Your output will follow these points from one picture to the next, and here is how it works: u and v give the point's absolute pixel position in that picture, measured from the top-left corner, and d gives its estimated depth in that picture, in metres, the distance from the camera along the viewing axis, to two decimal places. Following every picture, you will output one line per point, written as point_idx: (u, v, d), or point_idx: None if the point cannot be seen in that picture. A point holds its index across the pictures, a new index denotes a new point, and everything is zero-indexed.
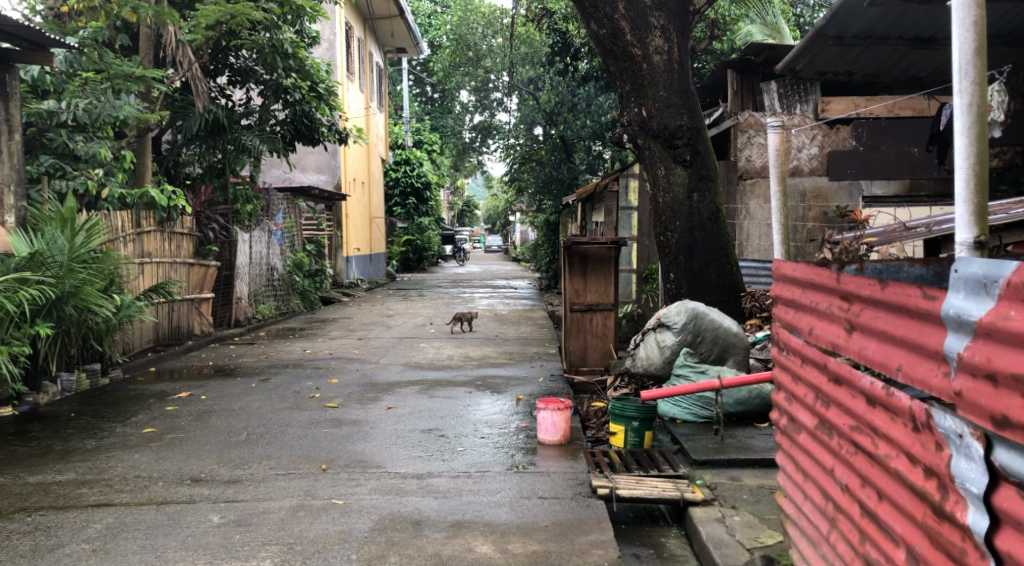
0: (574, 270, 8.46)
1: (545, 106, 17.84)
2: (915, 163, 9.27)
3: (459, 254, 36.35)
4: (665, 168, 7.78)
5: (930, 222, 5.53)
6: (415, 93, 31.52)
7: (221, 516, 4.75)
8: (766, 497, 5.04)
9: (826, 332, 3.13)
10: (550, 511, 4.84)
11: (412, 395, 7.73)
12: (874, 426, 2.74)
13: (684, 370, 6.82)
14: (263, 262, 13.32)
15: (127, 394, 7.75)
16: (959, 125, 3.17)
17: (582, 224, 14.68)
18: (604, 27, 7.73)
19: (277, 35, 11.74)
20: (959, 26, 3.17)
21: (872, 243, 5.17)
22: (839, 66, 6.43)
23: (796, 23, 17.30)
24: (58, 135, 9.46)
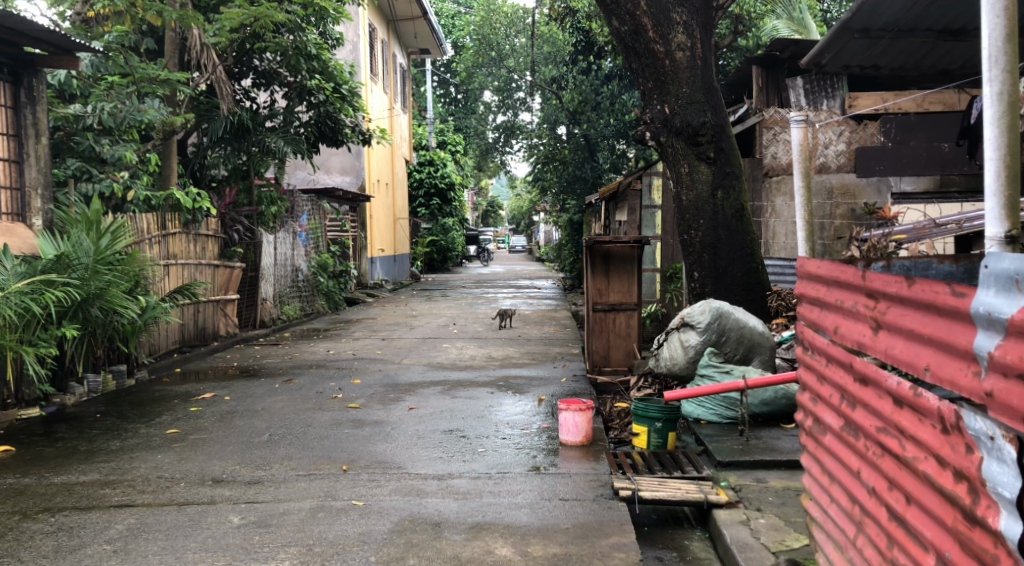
0: (597, 270, 8.39)
1: (568, 105, 17.76)
2: (947, 159, 8.90)
3: (483, 254, 36.38)
4: (688, 166, 7.70)
5: (961, 218, 5.41)
6: (439, 94, 31.58)
7: (241, 518, 4.74)
8: (792, 500, 4.96)
9: (851, 330, 3.05)
10: (571, 513, 4.78)
11: (434, 395, 7.71)
12: (901, 428, 2.66)
13: (708, 369, 6.72)
14: (288, 263, 13.38)
15: (152, 395, 7.79)
16: (989, 115, 3.09)
17: (606, 223, 14.61)
18: (627, 23, 7.66)
19: (301, 37, 11.83)
20: (988, 15, 3.09)
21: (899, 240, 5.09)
22: (865, 60, 6.30)
23: (823, 19, 17.11)
24: (84, 138, 9.49)
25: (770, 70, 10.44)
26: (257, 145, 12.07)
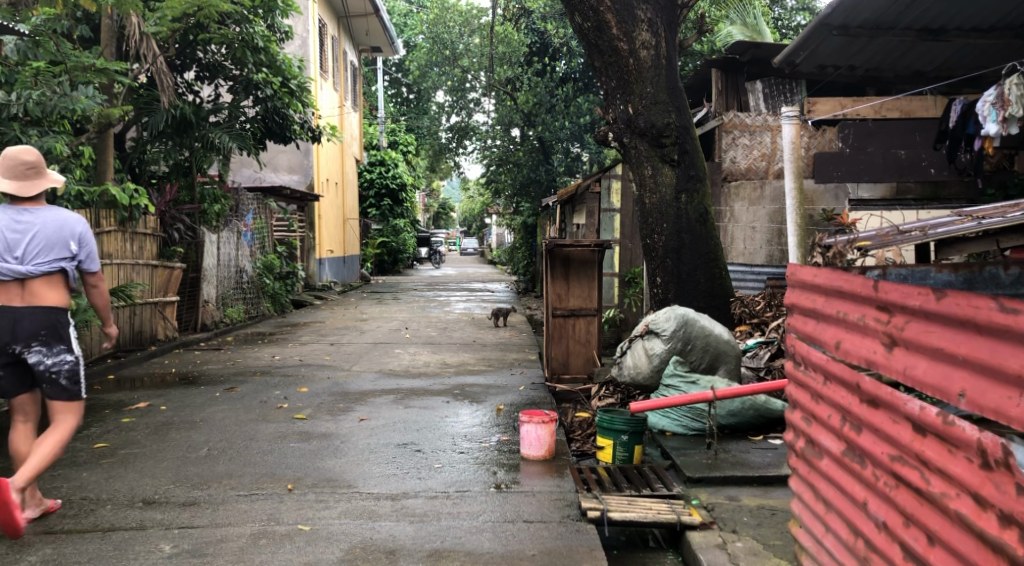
0: (556, 275, 8.04)
1: (522, 106, 17.36)
2: (902, 166, 9.03)
3: (434, 255, 35.75)
4: (652, 168, 7.41)
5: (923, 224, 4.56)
6: (390, 93, 31.17)
7: (173, 546, 4.33)
8: (769, 521, 4.67)
9: (857, 346, 2.90)
10: (536, 537, 4.44)
11: (386, 405, 7.30)
12: (926, 459, 2.55)
13: (673, 380, 6.41)
14: (231, 263, 12.82)
15: (80, 404, 7.27)
16: None
17: (561, 226, 14.38)
18: (589, 19, 7.34)
19: (247, 28, 11.29)
20: None
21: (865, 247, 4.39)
22: (838, 59, 6.05)
23: (776, 25, 16.99)
24: (9, 128, 8.86)
25: (729, 73, 10.23)
26: (200, 140, 11.54)
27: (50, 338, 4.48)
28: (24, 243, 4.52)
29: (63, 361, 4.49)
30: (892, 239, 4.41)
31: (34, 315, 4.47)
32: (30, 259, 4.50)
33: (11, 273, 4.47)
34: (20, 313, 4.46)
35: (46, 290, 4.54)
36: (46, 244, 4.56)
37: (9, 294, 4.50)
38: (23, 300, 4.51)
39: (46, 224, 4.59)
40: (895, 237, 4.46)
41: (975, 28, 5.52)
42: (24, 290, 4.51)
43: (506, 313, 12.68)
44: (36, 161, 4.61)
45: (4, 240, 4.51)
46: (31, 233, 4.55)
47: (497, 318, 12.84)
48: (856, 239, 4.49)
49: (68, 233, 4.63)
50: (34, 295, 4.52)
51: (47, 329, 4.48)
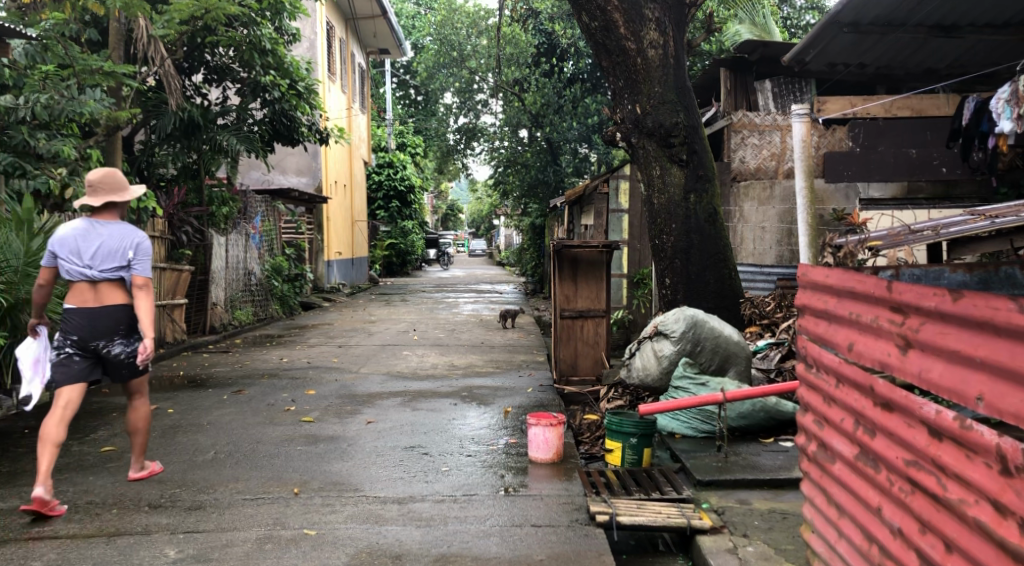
0: (564, 276, 8.00)
1: (530, 107, 17.34)
2: (914, 164, 8.93)
3: (442, 257, 35.74)
4: (661, 168, 7.35)
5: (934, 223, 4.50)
6: (399, 95, 31.18)
7: (178, 551, 4.30)
8: (780, 525, 4.61)
9: (871, 348, 2.85)
10: (544, 542, 4.39)
11: (394, 407, 7.27)
12: (943, 464, 2.51)
13: (683, 381, 6.36)
14: (240, 266, 12.81)
15: (87, 407, 7.26)
16: None
17: (569, 227, 14.33)
18: (596, 19, 7.29)
19: (255, 31, 11.27)
20: None
21: (877, 246, 4.32)
22: (849, 57, 5.99)
23: (784, 25, 16.90)
24: (18, 132, 8.80)
25: (738, 72, 10.13)
26: (208, 143, 11.53)
27: (127, 332, 4.93)
28: (90, 249, 4.88)
29: (137, 349, 4.95)
30: (903, 239, 4.36)
31: (109, 314, 4.88)
32: (93, 265, 4.86)
33: (79, 275, 4.85)
34: (95, 312, 4.86)
35: (113, 293, 4.92)
36: (108, 253, 4.90)
37: (82, 295, 4.88)
38: (94, 300, 4.89)
39: (112, 235, 4.95)
40: (907, 237, 4.38)
41: (988, 25, 5.46)
42: (95, 291, 4.89)
43: (514, 315, 12.65)
44: (113, 177, 4.97)
45: (75, 246, 4.88)
46: (98, 241, 4.91)
47: (506, 320, 12.81)
48: (867, 239, 4.45)
49: (130, 244, 4.97)
50: (104, 297, 4.90)
51: (122, 324, 4.91)
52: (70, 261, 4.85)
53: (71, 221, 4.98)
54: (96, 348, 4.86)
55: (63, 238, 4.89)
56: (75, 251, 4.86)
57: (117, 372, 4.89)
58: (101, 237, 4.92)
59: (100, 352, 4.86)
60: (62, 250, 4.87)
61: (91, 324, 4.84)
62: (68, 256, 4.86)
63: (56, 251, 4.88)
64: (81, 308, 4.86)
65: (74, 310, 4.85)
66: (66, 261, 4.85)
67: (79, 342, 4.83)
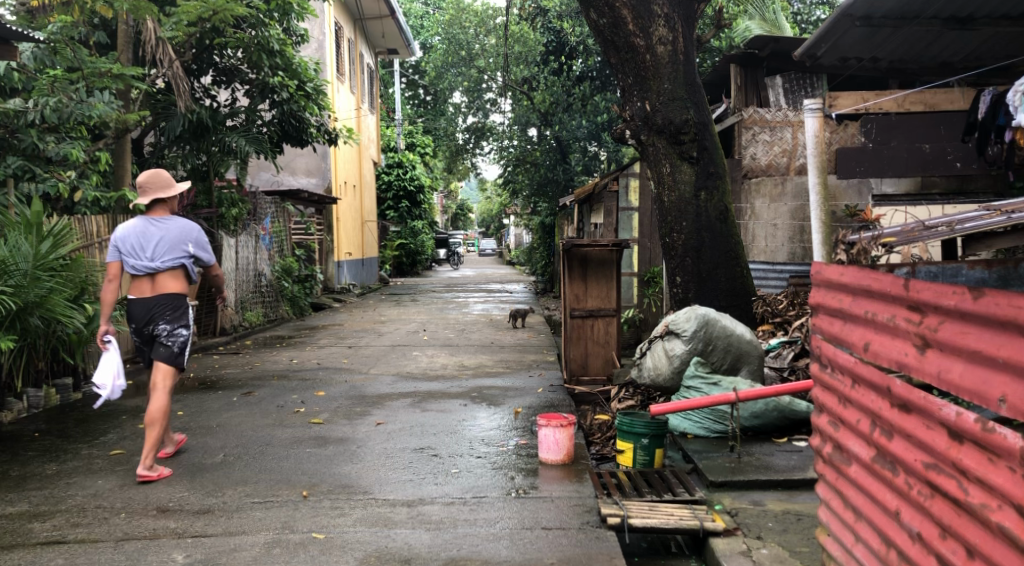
0: (574, 275, 7.94)
1: (539, 105, 17.29)
2: (927, 160, 8.83)
3: (452, 256, 35.72)
4: (670, 166, 7.28)
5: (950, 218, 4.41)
6: (408, 95, 31.18)
7: (186, 555, 4.27)
8: (795, 526, 4.54)
9: (888, 347, 2.78)
10: (554, 545, 4.34)
11: (404, 408, 7.22)
12: (965, 467, 2.44)
13: (694, 382, 6.25)
14: (250, 267, 12.80)
15: (97, 410, 7.24)
16: None
17: (579, 226, 14.26)
18: (605, 16, 7.23)
19: (263, 32, 11.25)
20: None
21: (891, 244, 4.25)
22: (862, 51, 5.91)
23: (795, 20, 16.78)
24: (27, 135, 8.78)
25: (748, 68, 10.00)
26: (218, 144, 11.46)
27: (172, 317, 5.36)
28: (152, 244, 5.38)
29: (177, 335, 5.35)
30: (918, 235, 4.28)
31: (159, 301, 5.36)
32: (156, 257, 5.36)
33: (145, 269, 5.35)
34: (148, 301, 5.35)
35: (171, 281, 5.42)
36: (167, 245, 5.41)
37: (142, 286, 5.40)
38: (152, 290, 5.40)
39: (168, 228, 5.46)
40: (921, 234, 4.31)
41: (1004, 17, 5.37)
42: (153, 282, 5.40)
43: (525, 314, 12.60)
44: (160, 177, 5.48)
45: (136, 243, 5.38)
46: (156, 236, 5.41)
47: (516, 320, 12.75)
48: (880, 237, 4.34)
49: (185, 236, 5.49)
50: (160, 286, 5.39)
51: (167, 310, 5.35)
52: (135, 256, 5.34)
53: (127, 221, 5.47)
54: (149, 332, 5.36)
55: (125, 236, 5.37)
56: (137, 247, 5.35)
57: (158, 354, 5.33)
58: (158, 232, 5.43)
59: (151, 335, 5.36)
60: (126, 247, 5.36)
61: (144, 311, 5.35)
62: (132, 252, 5.35)
63: (120, 249, 5.36)
64: (140, 298, 5.38)
65: (134, 300, 5.39)
66: (130, 258, 5.34)
67: (140, 328, 5.39)
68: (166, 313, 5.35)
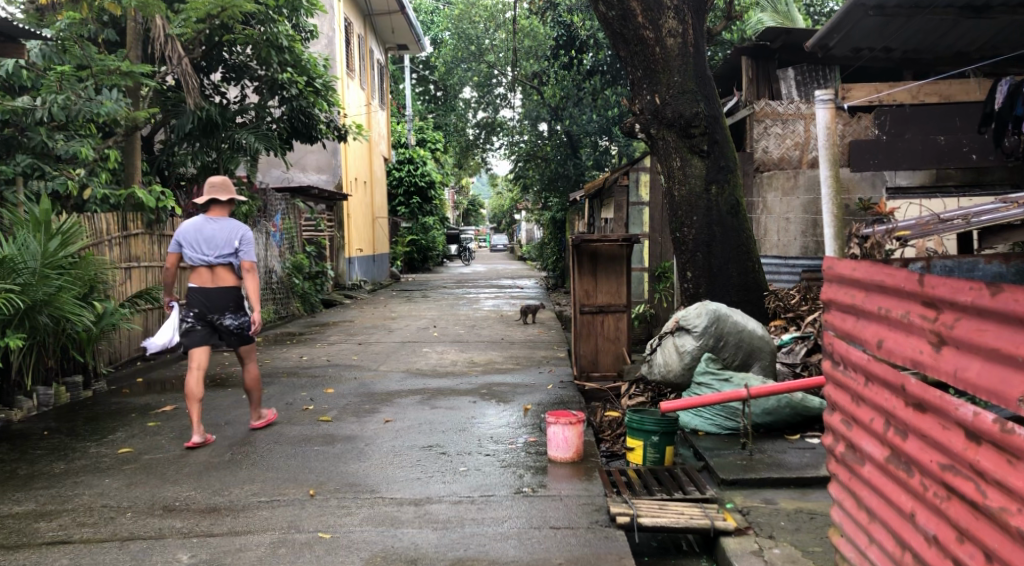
0: (584, 270, 7.87)
1: (550, 100, 17.21)
2: (942, 152, 8.71)
3: (464, 252, 35.74)
4: (681, 159, 7.19)
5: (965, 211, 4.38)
6: (418, 91, 31.15)
7: (191, 555, 4.24)
8: (807, 525, 4.47)
9: (902, 345, 2.71)
10: (563, 545, 4.28)
11: (413, 405, 7.17)
12: (983, 469, 2.38)
13: (705, 378, 6.17)
14: (261, 264, 12.79)
15: (107, 408, 7.22)
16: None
17: (590, 221, 14.17)
18: (614, 8, 7.16)
19: (272, 28, 11.21)
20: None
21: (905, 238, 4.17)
22: (875, 41, 5.81)
23: (807, 12, 16.63)
24: (36, 133, 8.85)
25: (760, 60, 9.91)
26: (227, 141, 11.41)
27: (235, 308, 5.99)
28: (206, 239, 5.91)
29: (244, 323, 5.99)
30: (933, 229, 4.22)
31: (221, 293, 5.94)
32: (208, 252, 5.91)
33: (200, 262, 5.91)
34: (213, 292, 5.92)
35: (225, 275, 5.98)
36: (219, 242, 5.94)
37: (201, 277, 5.95)
38: (211, 281, 5.95)
39: (222, 226, 5.99)
40: (936, 228, 4.28)
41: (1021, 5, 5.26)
42: (211, 274, 5.95)
43: (536, 310, 12.54)
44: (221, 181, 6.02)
45: (194, 238, 5.95)
46: (211, 233, 5.95)
47: (527, 316, 12.70)
48: (895, 230, 4.40)
49: (237, 235, 5.99)
50: (218, 278, 5.95)
51: (231, 301, 5.96)
52: (191, 249, 5.91)
53: (190, 217, 6.05)
54: (213, 319, 5.93)
55: (184, 231, 5.95)
56: (194, 241, 5.91)
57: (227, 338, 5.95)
58: (214, 229, 5.96)
59: (214, 323, 5.94)
60: (185, 242, 5.94)
61: (208, 300, 5.92)
62: (190, 245, 5.93)
63: (180, 241, 5.95)
64: (201, 288, 5.92)
65: (195, 289, 5.93)
66: (189, 251, 5.92)
67: (200, 315, 5.94)
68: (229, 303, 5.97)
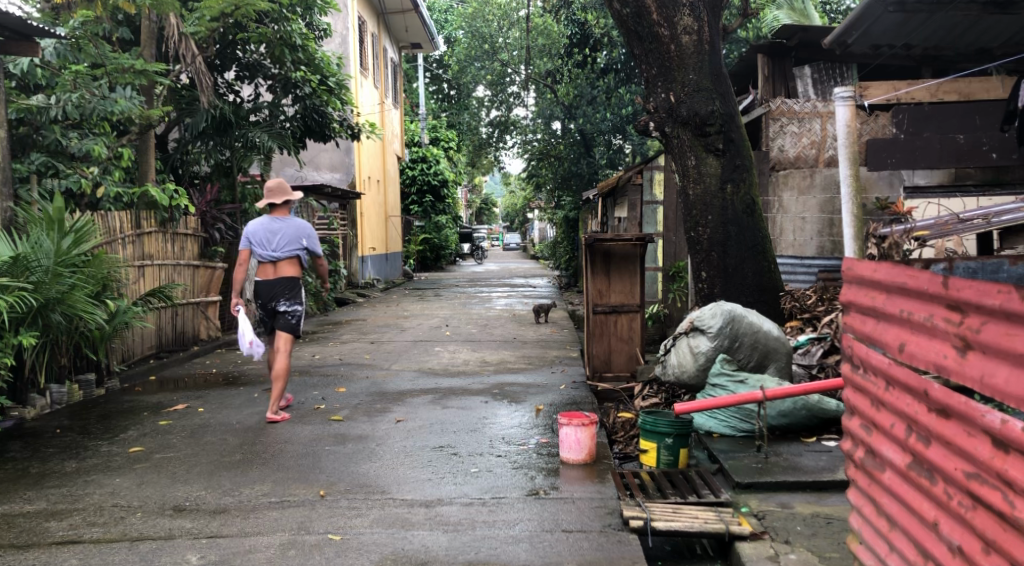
0: (597, 269, 7.81)
1: (564, 99, 17.13)
2: (961, 151, 8.59)
3: (477, 251, 35.73)
4: (696, 158, 7.11)
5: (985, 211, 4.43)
6: (431, 90, 31.15)
7: (200, 556, 4.20)
8: (825, 530, 4.40)
9: (925, 349, 2.64)
10: (575, 548, 4.22)
11: (425, 405, 7.13)
12: (1011, 479, 2.31)
13: (721, 379, 6.11)
14: None
15: (120, 406, 7.21)
16: None
17: (603, 220, 14.09)
18: (628, 6, 7.13)
19: (286, 26, 11.19)
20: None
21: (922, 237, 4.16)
22: (895, 38, 5.73)
23: (824, 10, 16.45)
24: (51, 131, 9.00)
25: (776, 58, 9.76)
26: (240, 139, 11.43)
27: (289, 295, 6.66)
28: (274, 238, 6.68)
29: (296, 310, 6.68)
30: (952, 228, 4.34)
31: (280, 283, 6.66)
32: (278, 248, 6.67)
33: (269, 257, 6.68)
34: (273, 283, 6.65)
35: (288, 267, 6.71)
36: (285, 240, 6.71)
37: (266, 270, 6.70)
38: (274, 274, 6.70)
39: (287, 225, 6.75)
40: (957, 228, 4.30)
41: None
42: (275, 268, 6.70)
43: (548, 310, 12.48)
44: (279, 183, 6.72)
45: (262, 236, 6.68)
46: (278, 232, 6.71)
47: (540, 316, 12.64)
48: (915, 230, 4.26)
49: (300, 234, 6.78)
50: (279, 271, 6.68)
51: (285, 290, 6.65)
52: (261, 246, 6.66)
53: (256, 219, 6.78)
54: (272, 307, 6.66)
55: (253, 231, 6.68)
56: (263, 239, 6.66)
57: (281, 324, 6.64)
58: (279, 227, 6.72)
59: (273, 310, 6.66)
60: (255, 240, 6.67)
61: (268, 290, 6.65)
62: (260, 243, 6.66)
63: (248, 239, 6.67)
64: (265, 280, 6.68)
65: (260, 281, 6.70)
66: (257, 248, 6.66)
67: (263, 304, 6.68)
68: (285, 292, 6.65)
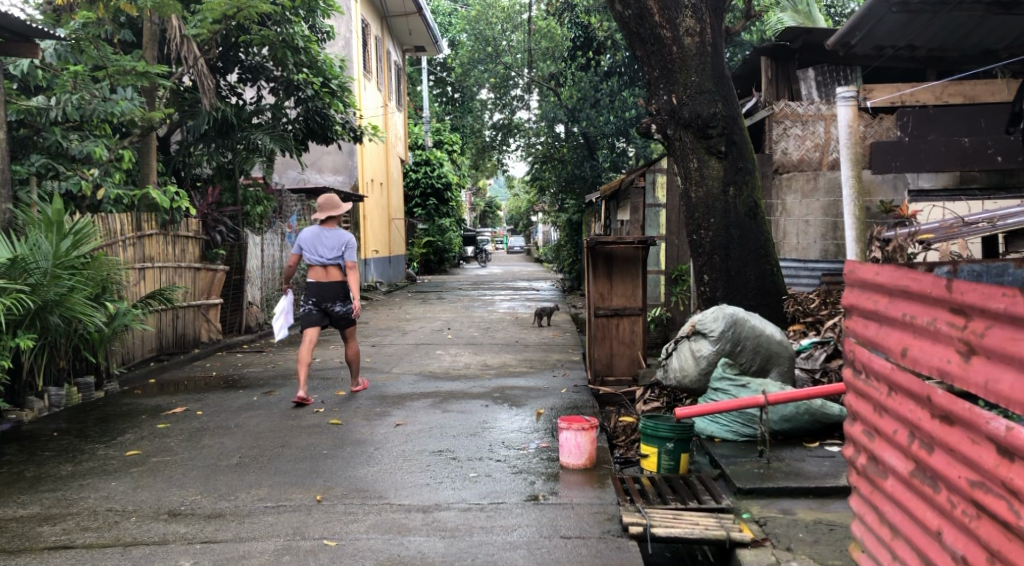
0: (599, 272, 7.75)
1: (567, 102, 17.07)
2: (966, 154, 8.52)
3: (481, 254, 35.72)
4: (698, 160, 7.06)
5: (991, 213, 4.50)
6: (436, 92, 31.15)
7: (193, 562, 4.15)
8: (826, 537, 4.34)
9: (929, 354, 2.58)
10: (573, 555, 4.17)
11: (425, 409, 7.08)
12: (1016, 488, 2.26)
13: (722, 383, 6.02)
14: (275, 265, 12.76)
15: (118, 409, 7.17)
16: None
17: (606, 223, 14.03)
18: (630, 7, 7.08)
19: (288, 29, 11.13)
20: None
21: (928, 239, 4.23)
22: (899, 39, 5.67)
23: (829, 13, 16.37)
24: (51, 133, 8.94)
25: (781, 61, 9.78)
26: (243, 142, 11.44)
27: (343, 297, 7.19)
28: (322, 245, 7.12)
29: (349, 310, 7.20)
30: (957, 231, 4.34)
31: (334, 286, 7.16)
32: (324, 254, 7.12)
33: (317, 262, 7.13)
34: (327, 285, 7.14)
35: (336, 272, 7.18)
36: (332, 247, 7.15)
37: (317, 273, 7.15)
38: (325, 276, 7.16)
39: (335, 233, 7.18)
40: (961, 230, 4.34)
41: None
42: (325, 271, 7.16)
43: (551, 313, 12.42)
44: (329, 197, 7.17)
45: (312, 242, 7.15)
46: (327, 240, 7.15)
47: (542, 319, 12.57)
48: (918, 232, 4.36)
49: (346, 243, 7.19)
50: (331, 274, 7.14)
51: (341, 293, 7.17)
52: (309, 252, 7.12)
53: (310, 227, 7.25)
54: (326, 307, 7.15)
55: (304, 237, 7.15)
56: (312, 245, 7.12)
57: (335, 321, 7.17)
58: (328, 234, 7.15)
59: (328, 309, 7.13)
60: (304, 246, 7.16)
61: (322, 291, 7.12)
62: (307, 249, 7.14)
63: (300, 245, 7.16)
64: (317, 282, 7.14)
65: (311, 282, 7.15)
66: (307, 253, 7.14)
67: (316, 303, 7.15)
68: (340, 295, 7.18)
